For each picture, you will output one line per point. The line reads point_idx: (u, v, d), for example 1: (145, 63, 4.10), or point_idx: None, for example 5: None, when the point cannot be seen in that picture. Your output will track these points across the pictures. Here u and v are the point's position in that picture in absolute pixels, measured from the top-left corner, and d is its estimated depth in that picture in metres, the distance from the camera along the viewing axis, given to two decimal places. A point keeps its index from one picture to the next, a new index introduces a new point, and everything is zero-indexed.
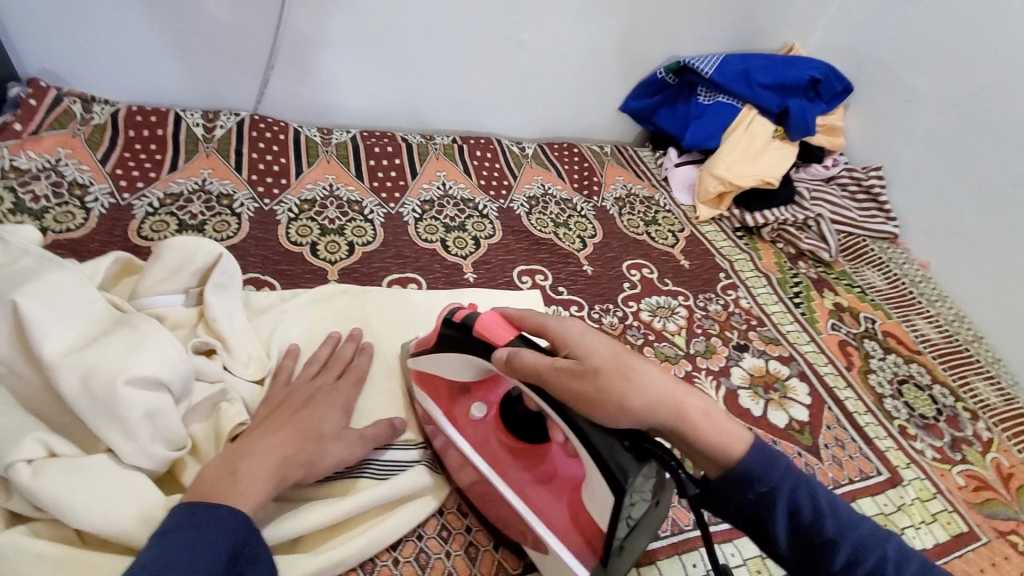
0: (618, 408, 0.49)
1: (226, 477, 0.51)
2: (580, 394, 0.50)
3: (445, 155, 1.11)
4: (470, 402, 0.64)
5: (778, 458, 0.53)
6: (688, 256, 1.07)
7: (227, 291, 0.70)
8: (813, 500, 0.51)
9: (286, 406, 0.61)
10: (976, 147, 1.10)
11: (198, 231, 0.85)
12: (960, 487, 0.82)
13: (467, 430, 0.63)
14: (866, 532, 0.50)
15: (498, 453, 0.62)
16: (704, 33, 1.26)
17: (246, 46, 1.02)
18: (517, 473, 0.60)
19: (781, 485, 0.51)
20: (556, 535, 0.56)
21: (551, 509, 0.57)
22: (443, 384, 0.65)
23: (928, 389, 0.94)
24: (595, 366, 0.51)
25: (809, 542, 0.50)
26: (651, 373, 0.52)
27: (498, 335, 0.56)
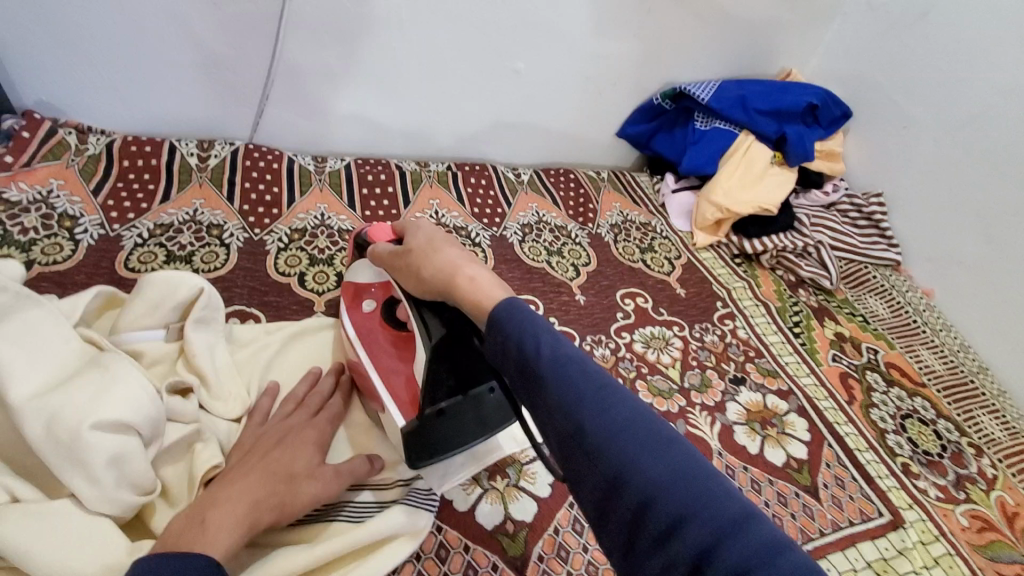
0: (420, 279, 0.58)
1: (194, 527, 0.49)
2: (404, 272, 0.61)
3: (439, 183, 1.11)
4: (366, 299, 0.74)
5: (525, 312, 0.46)
6: (685, 284, 1.05)
7: (209, 325, 0.70)
8: (541, 347, 0.43)
9: (257, 448, 0.59)
10: (980, 173, 1.07)
11: (186, 262, 0.85)
12: (964, 528, 0.79)
13: (356, 320, 0.72)
14: (599, 388, 0.41)
15: (375, 340, 0.69)
16: (700, 60, 1.25)
17: (242, 77, 1.03)
18: (383, 356, 0.68)
19: (511, 331, 0.45)
20: (391, 398, 0.64)
21: (395, 381, 0.65)
22: (350, 287, 0.75)
23: (932, 424, 0.91)
24: (409, 246, 0.60)
25: (533, 390, 0.43)
26: (452, 250, 0.57)
27: (376, 237, 0.68)
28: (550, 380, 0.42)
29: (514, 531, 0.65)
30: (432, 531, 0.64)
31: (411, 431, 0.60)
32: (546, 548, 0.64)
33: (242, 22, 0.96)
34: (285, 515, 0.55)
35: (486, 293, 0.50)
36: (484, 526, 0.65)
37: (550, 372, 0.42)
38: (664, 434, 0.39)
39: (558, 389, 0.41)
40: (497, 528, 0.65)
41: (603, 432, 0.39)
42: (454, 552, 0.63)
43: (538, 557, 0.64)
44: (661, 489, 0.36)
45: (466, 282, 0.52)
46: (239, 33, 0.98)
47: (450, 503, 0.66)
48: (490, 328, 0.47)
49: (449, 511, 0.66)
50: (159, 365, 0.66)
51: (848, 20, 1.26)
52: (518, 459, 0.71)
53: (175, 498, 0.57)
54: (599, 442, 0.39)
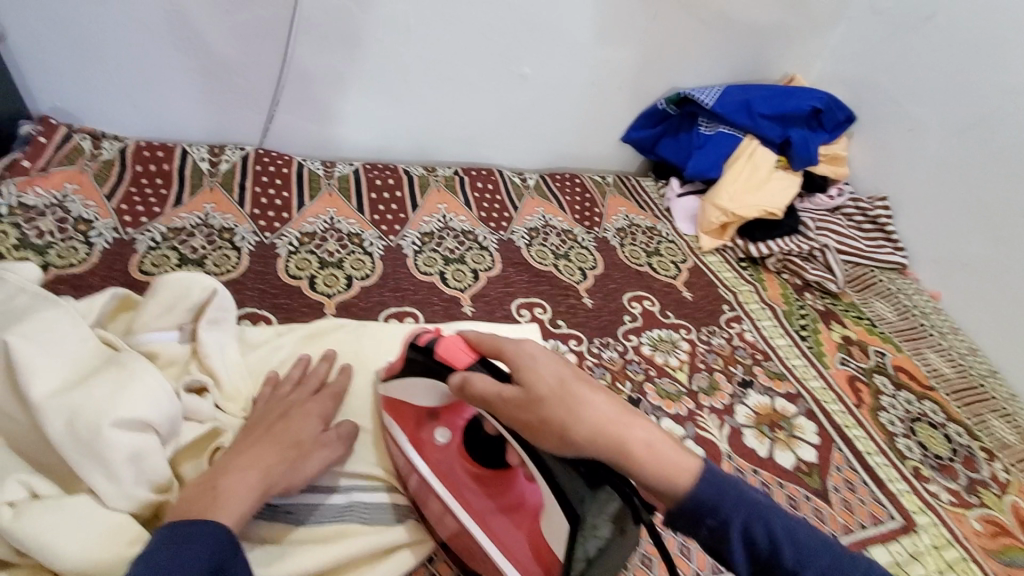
0: (562, 440, 0.48)
1: (208, 491, 0.52)
2: (530, 425, 0.50)
3: (447, 188, 1.12)
4: (433, 428, 0.64)
5: (732, 484, 0.48)
6: (691, 287, 1.05)
7: (221, 326, 0.70)
8: (771, 528, 0.47)
9: (261, 421, 0.62)
10: (987, 177, 1.07)
11: (198, 265, 0.86)
12: (977, 533, 0.79)
13: (430, 456, 0.62)
14: (820, 552, 0.47)
15: (460, 479, 0.61)
16: (704, 65, 1.27)
17: (253, 82, 1.04)
18: (477, 499, 0.60)
19: (733, 515, 0.47)
20: (517, 563, 0.56)
21: (509, 536, 0.57)
22: (409, 411, 0.65)
23: (941, 428, 0.91)
24: (538, 394, 0.50)
25: (766, 569, 0.47)
26: (600, 403, 0.49)
27: (452, 356, 0.57)
28: (787, 561, 0.46)
29: None
30: None
31: None
32: None
33: (253, 30, 0.98)
34: (294, 479, 0.58)
35: (676, 469, 0.47)
36: None
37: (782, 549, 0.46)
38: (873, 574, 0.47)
39: (797, 566, 0.46)
40: None
41: None
42: None
43: None
44: None
45: (643, 450, 0.47)
46: (251, 39, 0.99)
47: None
48: (693, 509, 0.47)
49: None
50: (173, 366, 0.67)
51: (851, 25, 1.27)
52: None
53: None
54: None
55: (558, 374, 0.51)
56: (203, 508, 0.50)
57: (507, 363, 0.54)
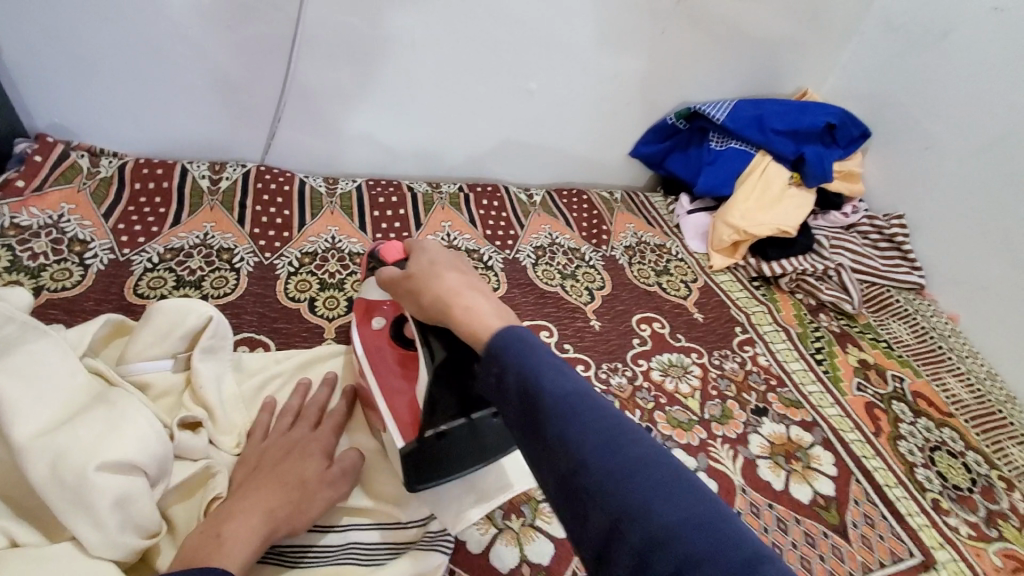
0: (419, 304, 0.55)
1: (208, 542, 0.49)
2: (408, 298, 0.58)
3: (451, 205, 1.10)
4: (376, 314, 0.71)
5: (530, 340, 0.45)
6: (702, 308, 1.02)
7: (217, 355, 0.69)
8: (543, 377, 0.42)
9: (265, 462, 0.59)
10: (1007, 194, 1.03)
11: (195, 287, 0.84)
12: (999, 571, 0.74)
13: (365, 335, 0.70)
14: (591, 411, 0.40)
15: (382, 357, 0.68)
16: (714, 80, 1.24)
17: (256, 100, 1.03)
18: (388, 374, 0.66)
19: (511, 359, 0.44)
20: (393, 421, 0.62)
21: (398, 402, 0.63)
22: (363, 301, 0.73)
23: (961, 457, 0.87)
24: (411, 271, 0.57)
25: (532, 420, 0.41)
26: (453, 278, 0.54)
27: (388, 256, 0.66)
28: (549, 411, 0.40)
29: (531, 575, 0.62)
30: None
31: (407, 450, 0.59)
32: None
33: (254, 46, 0.97)
34: (301, 521, 0.55)
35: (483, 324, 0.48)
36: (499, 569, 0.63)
37: (553, 405, 0.40)
38: (657, 461, 0.38)
39: (557, 415, 0.40)
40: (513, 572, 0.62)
41: (608, 467, 0.37)
42: None
43: None
44: (673, 532, 0.34)
45: (462, 312, 0.50)
46: (252, 56, 0.98)
47: (463, 546, 0.63)
48: (489, 355, 0.46)
49: (463, 554, 0.63)
50: (166, 396, 0.65)
51: (865, 40, 1.25)
52: (534, 496, 0.69)
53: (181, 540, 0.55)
54: (587, 464, 0.37)
55: (442, 257, 0.57)
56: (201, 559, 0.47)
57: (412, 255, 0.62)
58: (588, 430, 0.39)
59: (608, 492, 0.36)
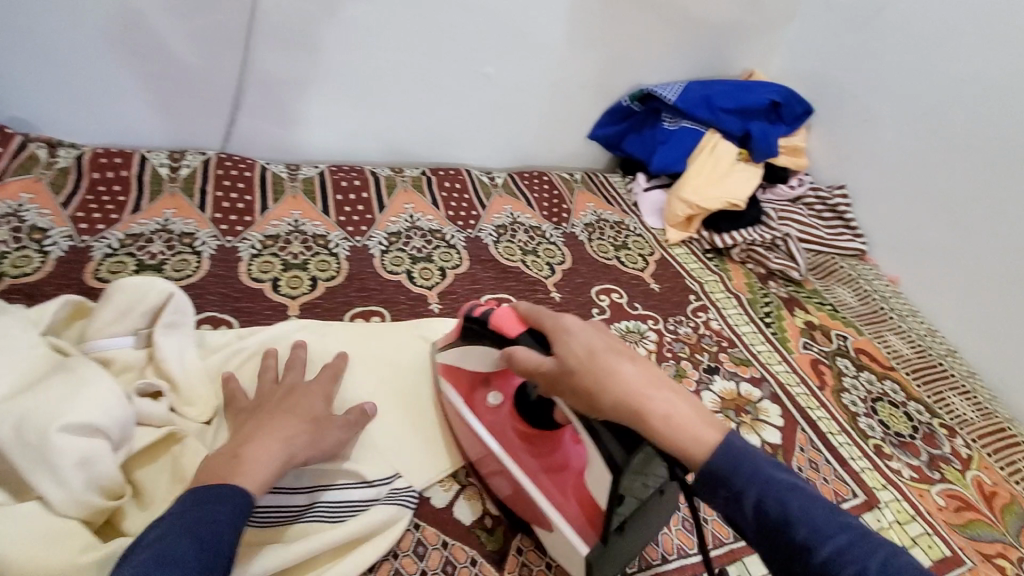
0: (588, 401, 0.53)
1: (229, 461, 0.54)
2: (564, 390, 0.55)
3: (414, 188, 1.12)
4: (487, 390, 0.70)
5: (751, 456, 0.50)
6: (658, 279, 1.07)
7: (180, 330, 0.70)
8: (786, 503, 0.47)
9: (267, 401, 0.64)
10: (938, 161, 1.10)
11: (156, 270, 0.84)
12: (940, 508, 0.78)
13: (483, 416, 0.69)
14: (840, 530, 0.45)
15: (510, 439, 0.67)
16: (666, 63, 1.29)
17: (215, 88, 1.03)
18: (526, 459, 0.65)
19: (742, 483, 0.48)
20: (564, 518, 0.61)
21: (558, 496, 0.62)
22: (464, 375, 0.72)
23: (902, 407, 0.91)
24: (570, 366, 0.54)
25: (777, 538, 0.46)
26: (629, 369, 0.53)
27: (501, 324, 0.62)
28: (801, 537, 0.45)
29: (492, 525, 0.67)
30: (409, 529, 0.65)
31: (595, 555, 0.58)
32: (524, 541, 0.67)
33: (212, 33, 0.97)
34: (312, 453, 0.61)
35: (692, 434, 0.51)
36: (461, 522, 0.67)
37: (801, 527, 0.45)
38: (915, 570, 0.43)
39: (812, 541, 0.45)
40: (475, 523, 0.67)
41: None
42: (432, 549, 0.64)
43: (517, 550, 0.66)
44: None
45: (659, 419, 0.51)
46: (210, 43, 0.98)
47: (427, 501, 0.68)
48: (715, 479, 0.49)
49: (428, 508, 0.67)
50: (129, 371, 0.66)
51: (806, 22, 1.31)
52: None
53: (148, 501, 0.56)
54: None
55: (606, 343, 0.55)
56: (226, 475, 0.52)
57: (548, 335, 0.58)
58: (846, 553, 0.44)
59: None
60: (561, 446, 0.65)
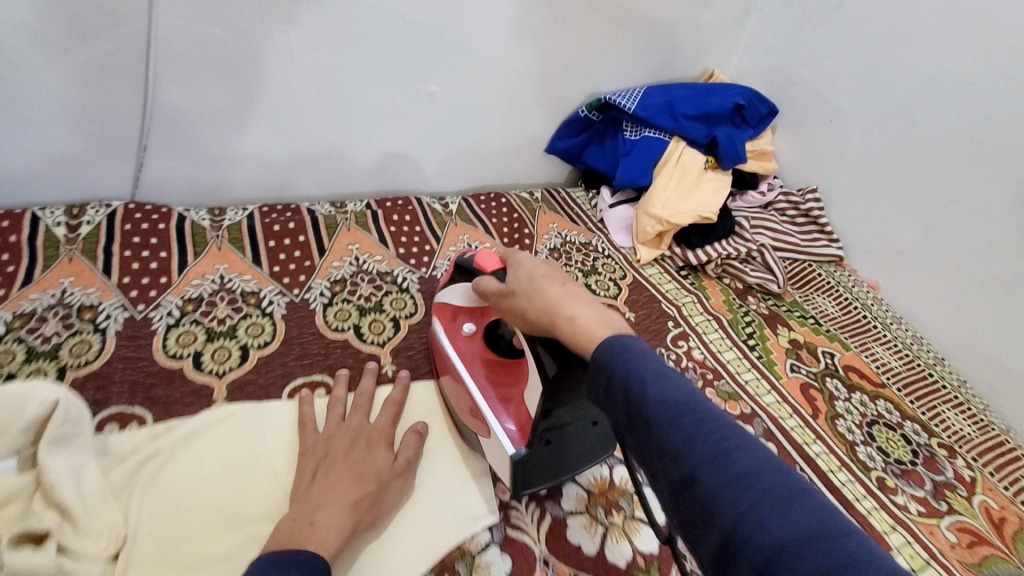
0: (519, 316, 0.55)
1: (304, 526, 0.53)
2: (505, 310, 0.58)
3: (358, 225, 1.00)
4: (465, 319, 0.75)
5: (636, 343, 0.44)
6: (633, 306, 0.99)
7: (72, 443, 0.58)
8: (643, 374, 0.41)
9: (332, 452, 0.63)
10: (909, 160, 1.05)
11: (50, 357, 0.71)
12: (953, 546, 0.72)
13: (456, 341, 0.74)
14: (702, 420, 0.39)
15: (474, 361, 0.71)
16: (621, 68, 1.21)
17: (115, 129, 0.89)
18: (485, 380, 0.69)
19: (615, 368, 0.43)
20: (500, 428, 0.64)
21: (503, 412, 0.65)
22: (446, 305, 0.77)
23: (899, 429, 0.86)
24: (512, 287, 0.56)
25: (631, 413, 0.41)
26: (556, 289, 0.52)
27: (484, 263, 0.67)
28: (657, 422, 0.39)
29: None
30: None
31: (520, 460, 0.61)
32: None
33: (102, 67, 0.83)
34: (376, 513, 0.60)
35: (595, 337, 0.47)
36: None
37: (653, 402, 0.40)
38: (779, 477, 0.36)
39: (658, 413, 0.39)
40: None
41: (707, 456, 0.37)
42: None
43: None
44: (770, 524, 0.33)
45: (567, 326, 0.49)
46: (102, 82, 0.85)
47: None
48: (593, 363, 0.45)
49: None
50: (11, 504, 0.54)
51: (763, 17, 1.25)
52: (467, 550, 0.63)
53: None
54: (697, 474, 0.36)
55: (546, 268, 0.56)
56: (303, 540, 0.52)
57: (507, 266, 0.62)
58: (692, 427, 0.38)
59: (715, 502, 0.35)
60: (519, 375, 0.68)
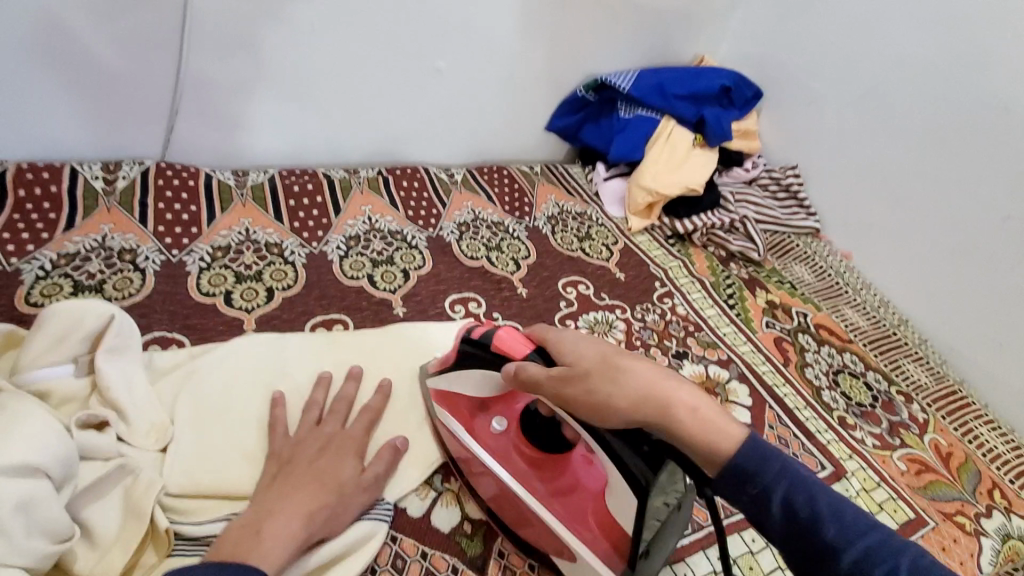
0: (599, 408, 0.52)
1: (251, 536, 0.52)
2: (575, 399, 0.54)
3: (370, 189, 1.08)
4: (487, 414, 0.68)
5: (784, 458, 0.48)
6: (623, 268, 1.07)
7: (124, 354, 0.65)
8: (814, 501, 0.45)
9: (297, 459, 0.61)
10: (881, 140, 1.14)
11: (96, 291, 0.79)
12: (902, 473, 0.81)
13: (487, 441, 0.67)
14: (880, 540, 0.43)
15: (517, 463, 0.65)
16: (618, 52, 1.29)
17: (148, 93, 0.97)
18: (539, 484, 0.64)
19: (770, 482, 0.47)
20: (586, 544, 0.59)
21: (577, 520, 0.61)
22: (461, 401, 0.69)
23: (862, 377, 0.94)
24: (586, 371, 0.54)
25: (805, 536, 0.45)
26: (641, 370, 0.52)
27: (510, 346, 0.61)
28: (834, 540, 0.44)
29: (472, 531, 0.66)
30: (387, 542, 0.63)
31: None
32: (506, 542, 0.66)
33: (140, 34, 0.91)
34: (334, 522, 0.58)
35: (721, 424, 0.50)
36: (440, 530, 0.65)
37: (832, 528, 0.44)
38: None
39: (840, 540, 0.43)
40: (454, 529, 0.66)
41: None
42: (412, 561, 0.62)
43: (498, 554, 0.65)
44: None
45: (687, 414, 0.50)
46: (140, 47, 0.92)
47: (403, 511, 0.66)
48: (745, 480, 0.48)
49: (405, 518, 0.66)
50: (71, 403, 0.62)
51: (751, 7, 1.33)
52: None
53: (98, 539, 0.54)
54: None
55: (612, 347, 0.56)
56: (247, 552, 0.51)
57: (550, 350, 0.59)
58: (874, 550, 0.42)
59: None
60: (570, 469, 0.64)
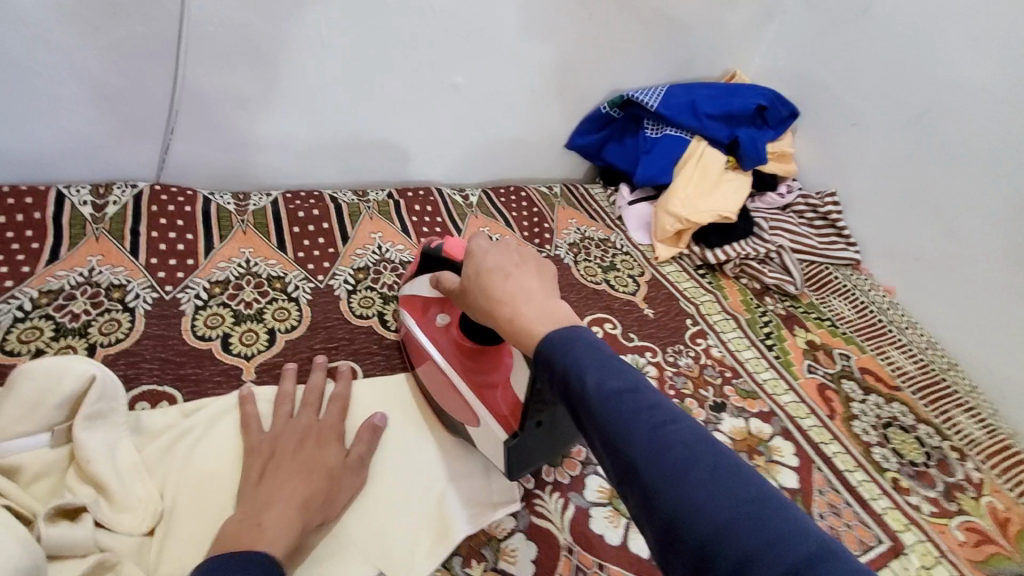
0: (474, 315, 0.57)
1: (252, 528, 0.51)
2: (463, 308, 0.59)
3: (381, 214, 1.01)
4: (437, 311, 0.72)
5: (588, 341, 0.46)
6: (651, 303, 0.99)
7: (107, 420, 0.58)
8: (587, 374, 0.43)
9: (279, 454, 0.60)
10: (931, 166, 1.05)
11: (80, 335, 0.71)
12: (961, 544, 0.74)
13: (431, 334, 0.71)
14: (650, 411, 0.40)
15: (451, 353, 0.68)
16: (644, 65, 1.21)
17: (143, 109, 0.90)
18: (467, 370, 0.66)
19: (560, 363, 0.45)
20: (491, 416, 0.62)
21: (492, 400, 0.63)
22: (417, 299, 0.74)
23: (913, 431, 0.86)
24: (464, 286, 0.56)
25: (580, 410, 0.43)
26: (499, 283, 0.52)
27: (451, 252, 0.65)
28: (598, 409, 0.41)
29: None
30: None
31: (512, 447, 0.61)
32: None
33: (133, 47, 0.84)
34: (329, 509, 0.58)
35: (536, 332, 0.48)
36: None
37: (603, 405, 0.41)
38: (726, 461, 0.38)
39: (603, 408, 0.41)
40: None
41: (656, 456, 0.38)
42: None
43: None
44: (725, 527, 0.34)
45: (508, 322, 0.50)
46: (132, 60, 0.85)
47: None
48: (547, 356, 0.46)
49: None
50: (43, 479, 0.55)
51: (786, 19, 1.25)
52: (494, 535, 0.64)
53: None
54: (649, 475, 0.37)
55: (496, 261, 0.54)
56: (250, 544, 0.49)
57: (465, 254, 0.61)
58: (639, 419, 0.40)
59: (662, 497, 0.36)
60: (499, 362, 0.66)
